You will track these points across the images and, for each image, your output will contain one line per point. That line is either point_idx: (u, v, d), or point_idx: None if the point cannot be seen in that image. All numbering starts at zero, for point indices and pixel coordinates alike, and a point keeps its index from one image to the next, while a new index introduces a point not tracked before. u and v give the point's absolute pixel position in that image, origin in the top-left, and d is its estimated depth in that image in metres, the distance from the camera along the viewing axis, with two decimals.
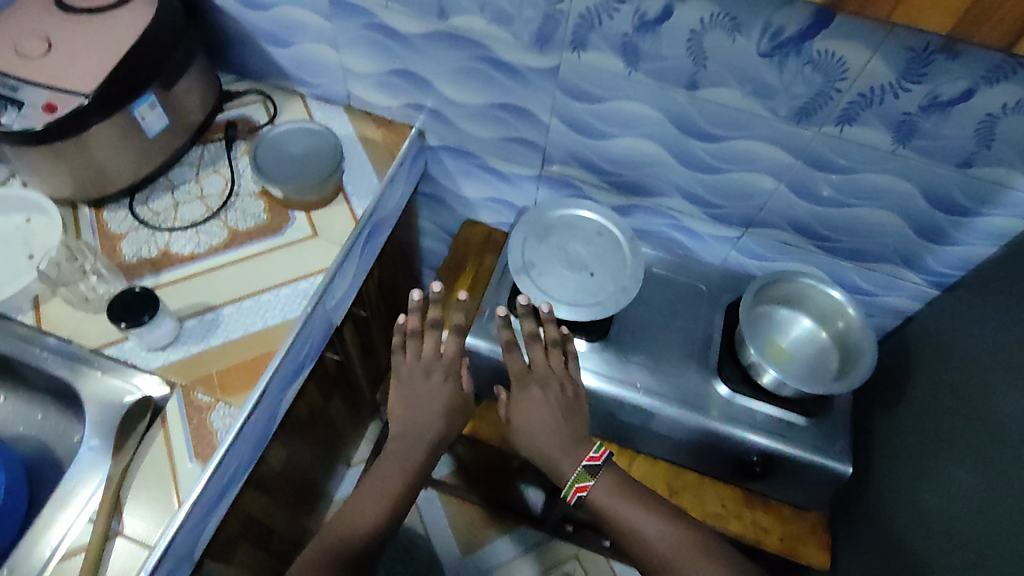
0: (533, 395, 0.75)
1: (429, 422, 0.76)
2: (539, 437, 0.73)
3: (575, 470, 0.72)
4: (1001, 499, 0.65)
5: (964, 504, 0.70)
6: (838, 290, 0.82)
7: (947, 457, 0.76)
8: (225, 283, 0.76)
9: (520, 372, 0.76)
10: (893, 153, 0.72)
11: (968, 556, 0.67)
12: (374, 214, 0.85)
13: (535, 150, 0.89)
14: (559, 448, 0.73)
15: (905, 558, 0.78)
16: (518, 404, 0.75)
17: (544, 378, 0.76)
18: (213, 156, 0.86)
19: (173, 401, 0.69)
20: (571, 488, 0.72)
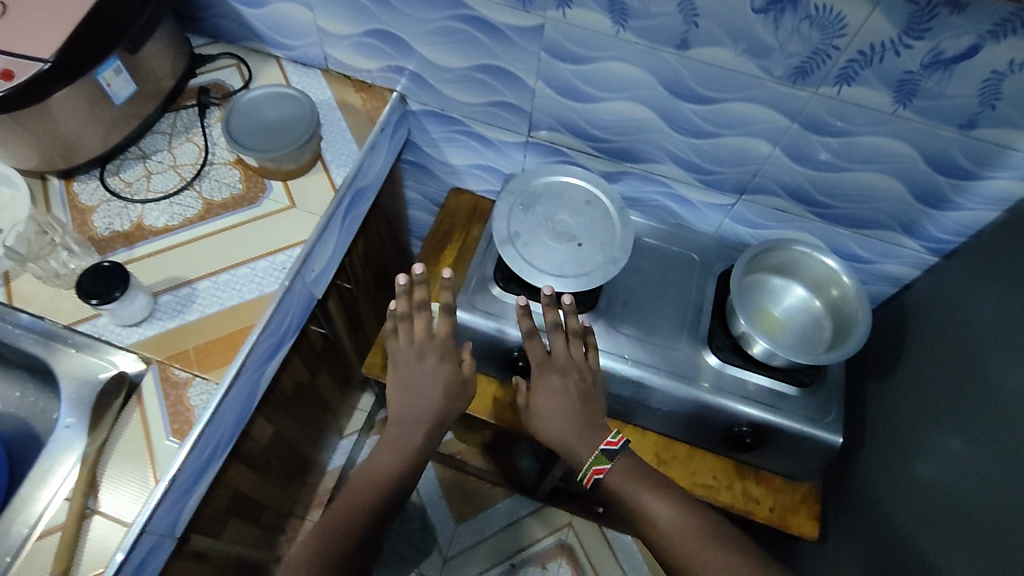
0: (553, 379, 0.74)
1: (427, 407, 0.73)
2: (558, 421, 0.72)
3: (592, 453, 0.71)
4: (995, 465, 0.65)
5: (958, 473, 0.69)
6: (832, 258, 0.79)
7: (940, 424, 0.75)
8: (200, 255, 0.74)
9: (541, 359, 0.75)
10: (893, 114, 0.68)
11: (961, 525, 0.66)
12: (354, 183, 0.82)
13: (521, 115, 0.85)
14: (575, 432, 0.71)
15: (897, 524, 0.78)
16: (537, 387, 0.74)
17: (564, 365, 0.75)
18: (187, 124, 0.83)
19: (148, 378, 0.67)
20: (589, 470, 0.70)
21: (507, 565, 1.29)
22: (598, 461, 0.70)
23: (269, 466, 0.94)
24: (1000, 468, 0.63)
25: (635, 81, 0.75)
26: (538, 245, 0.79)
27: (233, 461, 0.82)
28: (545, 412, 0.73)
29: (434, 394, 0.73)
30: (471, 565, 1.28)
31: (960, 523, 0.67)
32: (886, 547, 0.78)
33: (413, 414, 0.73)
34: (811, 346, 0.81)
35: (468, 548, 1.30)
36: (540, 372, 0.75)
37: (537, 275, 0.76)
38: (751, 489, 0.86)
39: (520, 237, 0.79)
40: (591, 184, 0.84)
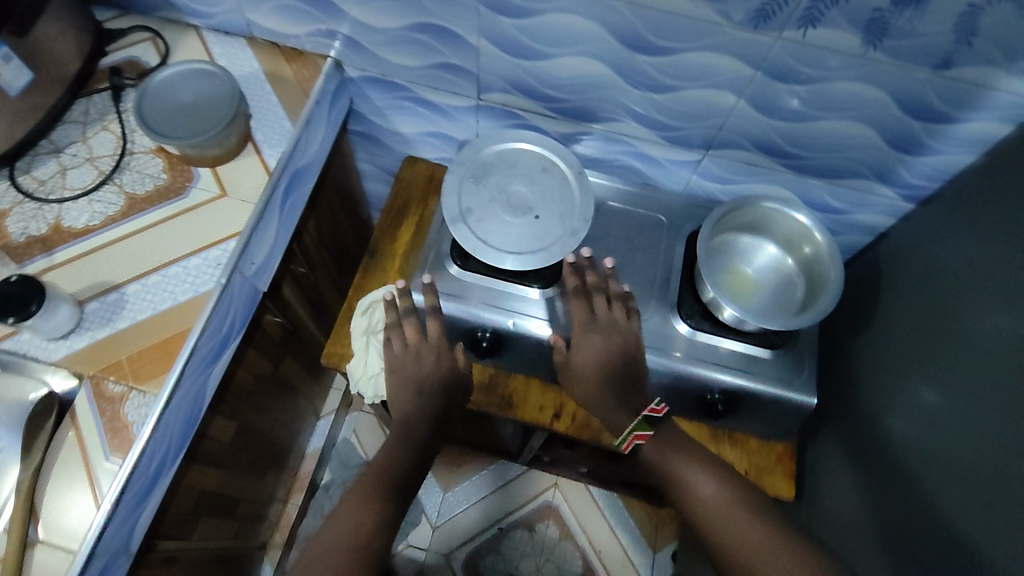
0: (595, 341, 0.72)
1: (427, 405, 0.74)
2: (598, 384, 0.71)
3: (633, 419, 0.70)
4: (976, 410, 0.62)
5: (934, 427, 0.67)
6: (805, 214, 0.75)
7: (916, 372, 0.73)
8: (127, 257, 0.68)
9: (585, 320, 0.73)
10: (863, 57, 0.63)
11: (935, 480, 0.65)
12: (290, 164, 0.76)
13: (468, 77, 0.79)
14: (618, 398, 0.70)
15: (874, 472, 0.76)
16: (578, 348, 0.72)
17: (607, 327, 0.72)
18: (101, 109, 0.76)
19: (81, 394, 0.63)
20: (630, 436, 0.70)
21: (494, 531, 1.29)
22: (642, 427, 0.69)
23: (237, 461, 0.91)
24: (977, 424, 0.61)
25: (586, 34, 0.68)
26: (492, 221, 0.74)
27: (194, 464, 0.79)
28: (584, 374, 0.72)
29: (433, 393, 0.74)
30: (458, 533, 1.29)
31: (934, 478, 0.65)
32: (860, 501, 0.77)
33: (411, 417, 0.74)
34: (784, 306, 0.78)
35: (454, 516, 1.30)
36: (582, 333, 0.72)
37: (492, 254, 0.72)
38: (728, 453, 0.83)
39: (473, 212, 0.74)
40: (548, 147, 0.77)
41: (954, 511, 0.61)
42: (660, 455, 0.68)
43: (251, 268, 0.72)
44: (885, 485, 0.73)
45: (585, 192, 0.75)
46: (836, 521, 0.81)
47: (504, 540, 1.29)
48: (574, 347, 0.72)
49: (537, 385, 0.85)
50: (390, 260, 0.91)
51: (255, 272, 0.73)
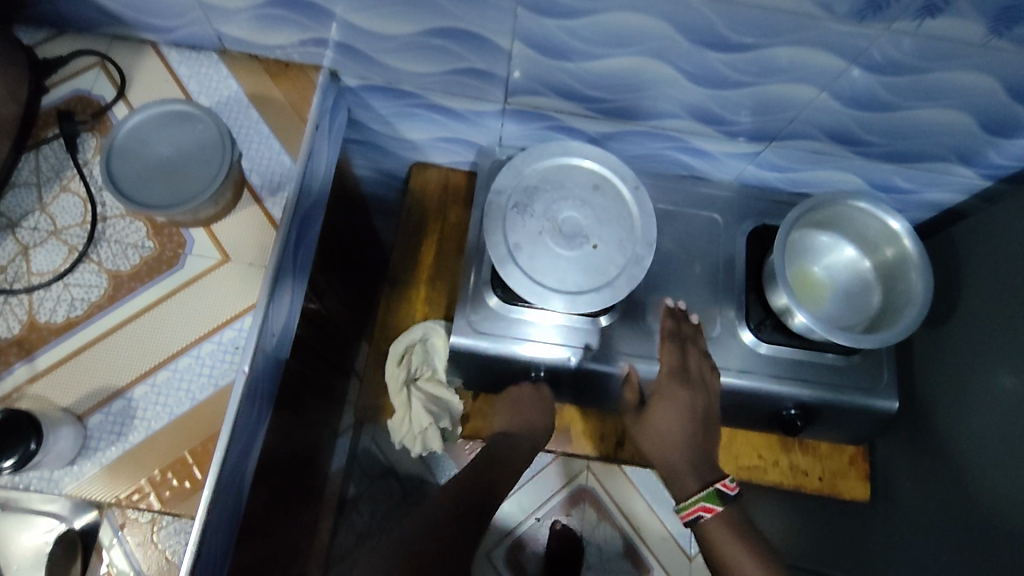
0: (681, 395, 0.66)
1: (536, 431, 0.72)
2: (671, 442, 0.64)
3: (701, 488, 0.62)
4: None
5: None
6: (895, 217, 0.68)
7: (993, 364, 0.69)
8: (126, 353, 0.57)
9: (675, 369, 0.68)
10: (984, 45, 0.53)
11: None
12: (299, 210, 0.63)
13: (494, 82, 0.66)
14: (688, 461, 0.63)
15: (949, 473, 0.73)
16: (660, 400, 0.66)
17: (696, 381, 0.67)
18: (56, 165, 0.62)
19: (105, 527, 0.55)
20: (694, 504, 0.61)
21: (532, 522, 1.29)
22: (709, 499, 0.61)
23: (277, 516, 0.85)
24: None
25: (647, 32, 0.56)
26: (542, 255, 0.64)
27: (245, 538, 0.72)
28: (656, 429, 0.66)
29: (532, 431, 0.71)
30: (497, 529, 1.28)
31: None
32: (940, 494, 0.73)
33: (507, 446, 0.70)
34: (852, 321, 0.71)
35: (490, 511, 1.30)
36: (667, 384, 0.67)
37: (550, 297, 0.62)
38: (797, 458, 0.82)
39: (520, 244, 0.64)
40: (604, 161, 0.68)
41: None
42: (716, 530, 0.60)
43: (270, 342, 0.62)
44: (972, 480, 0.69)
45: (645, 215, 0.66)
46: (910, 519, 0.77)
47: (541, 530, 1.29)
48: (655, 397, 0.67)
49: (596, 412, 0.80)
50: (415, 288, 0.82)
51: (274, 343, 0.62)
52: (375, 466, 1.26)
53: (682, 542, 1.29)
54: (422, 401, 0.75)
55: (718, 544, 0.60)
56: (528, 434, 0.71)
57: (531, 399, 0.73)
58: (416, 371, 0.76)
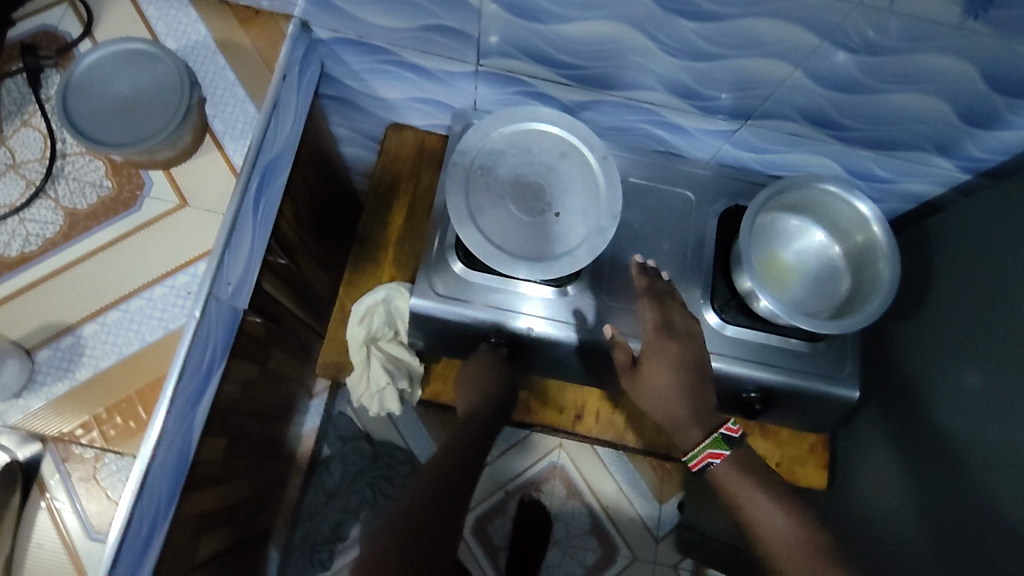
0: (672, 348, 0.64)
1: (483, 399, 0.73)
2: (669, 396, 0.63)
3: (709, 436, 0.61)
4: None
5: (982, 418, 0.63)
6: (865, 203, 0.67)
7: (957, 357, 0.68)
8: (77, 290, 0.58)
9: (660, 325, 0.66)
10: (959, 27, 0.51)
11: (987, 474, 0.61)
12: (261, 160, 0.63)
13: (466, 42, 0.65)
14: (692, 412, 0.62)
15: (907, 463, 0.72)
16: (652, 357, 0.65)
17: (684, 334, 0.66)
18: (18, 100, 0.61)
19: (47, 461, 0.55)
20: (703, 452, 0.61)
21: (501, 494, 1.28)
22: (717, 445, 0.61)
23: (230, 472, 0.85)
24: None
25: None
26: (504, 221, 0.63)
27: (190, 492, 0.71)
28: (653, 386, 0.64)
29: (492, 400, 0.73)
30: None
31: (984, 473, 0.61)
32: (895, 485, 0.73)
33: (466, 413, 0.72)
34: (819, 306, 0.70)
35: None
36: (658, 341, 0.65)
37: (508, 262, 0.62)
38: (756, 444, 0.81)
39: (481, 208, 0.63)
40: (572, 129, 0.67)
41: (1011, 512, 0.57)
42: (732, 475, 0.62)
43: (226, 291, 0.61)
44: (927, 471, 0.69)
45: (611, 185, 0.65)
46: (866, 507, 0.77)
47: (510, 503, 1.28)
48: (646, 355, 0.65)
49: (558, 384, 0.80)
50: (383, 250, 0.81)
51: (230, 293, 0.62)
52: (349, 429, 1.26)
53: (650, 523, 1.29)
54: (382, 362, 0.75)
55: (737, 489, 0.61)
56: (486, 401, 0.73)
57: (490, 371, 0.73)
58: (376, 331, 0.76)
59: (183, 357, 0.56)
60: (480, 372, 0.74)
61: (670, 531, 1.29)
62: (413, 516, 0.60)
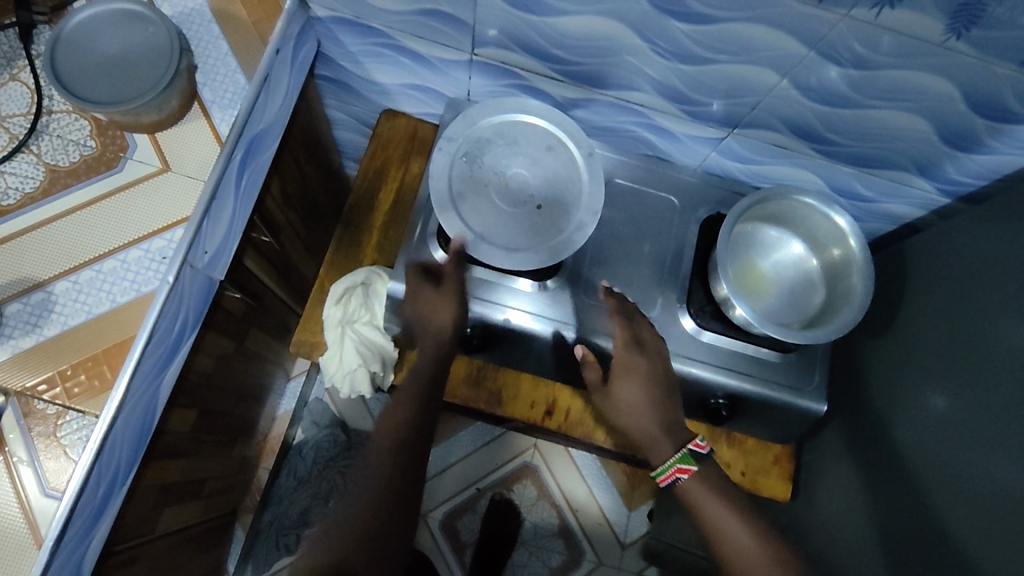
0: (640, 365, 0.65)
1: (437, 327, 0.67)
2: (642, 412, 0.63)
3: (677, 451, 0.62)
4: (993, 421, 0.58)
5: (945, 437, 0.63)
6: (842, 215, 0.68)
7: (924, 377, 0.69)
8: (51, 246, 0.57)
9: (628, 343, 0.67)
10: (941, 45, 0.52)
11: (939, 494, 0.61)
12: (248, 131, 0.63)
13: (462, 29, 0.66)
14: (661, 429, 0.63)
15: (871, 480, 0.72)
16: (623, 373, 0.65)
17: (653, 351, 0.66)
18: (8, 53, 0.61)
19: (8, 414, 0.55)
20: (669, 468, 0.61)
21: (472, 491, 1.27)
22: (684, 460, 0.61)
23: (198, 447, 0.83)
24: (987, 446, 0.58)
25: None
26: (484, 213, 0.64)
27: (152, 461, 0.70)
28: (624, 402, 0.64)
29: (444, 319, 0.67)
30: (436, 494, 1.26)
31: (940, 493, 0.61)
32: (857, 502, 0.73)
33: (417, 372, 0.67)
34: (791, 317, 0.71)
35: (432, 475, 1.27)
36: (628, 358, 0.66)
37: (484, 249, 0.62)
38: (724, 454, 0.82)
39: (463, 199, 0.64)
40: (559, 123, 0.67)
41: (960, 533, 0.58)
42: (699, 490, 0.60)
43: (202, 260, 0.61)
44: (885, 488, 0.69)
45: (594, 181, 0.66)
46: (827, 520, 0.77)
47: (480, 500, 1.27)
48: (617, 372, 0.66)
49: (531, 378, 0.79)
50: (367, 233, 0.82)
51: (206, 263, 0.62)
52: (324, 415, 1.25)
53: (618, 529, 1.28)
54: (355, 344, 0.75)
55: (702, 504, 0.60)
56: (436, 336, 0.68)
57: (440, 285, 0.68)
58: (352, 313, 0.76)
59: (154, 319, 0.56)
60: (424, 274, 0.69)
61: (637, 538, 1.28)
62: (380, 514, 0.56)
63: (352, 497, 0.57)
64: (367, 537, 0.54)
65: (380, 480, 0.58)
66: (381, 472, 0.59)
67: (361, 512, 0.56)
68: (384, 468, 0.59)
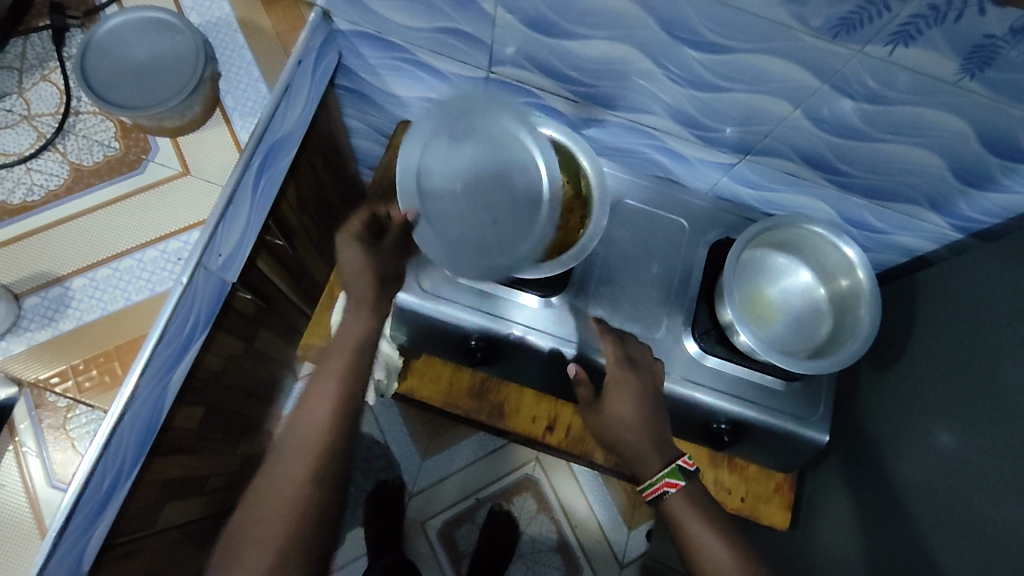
0: (632, 382, 0.66)
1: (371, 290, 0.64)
2: (631, 425, 0.64)
3: (665, 466, 0.61)
4: (995, 464, 0.57)
5: (946, 477, 0.63)
6: (851, 246, 0.67)
7: (929, 413, 0.68)
8: (72, 243, 0.59)
9: (619, 359, 0.67)
10: (954, 84, 0.52)
11: (942, 536, 0.60)
12: (267, 139, 0.65)
13: (479, 47, 0.67)
14: (648, 443, 0.63)
15: (871, 515, 0.71)
16: (615, 387, 0.66)
17: (644, 370, 0.67)
18: (40, 55, 0.63)
19: (21, 405, 0.56)
20: (658, 481, 0.60)
21: (472, 501, 1.27)
22: (673, 474, 0.60)
23: (202, 444, 0.85)
24: (991, 488, 0.57)
25: (630, 20, 0.56)
26: (446, 225, 0.67)
27: (157, 457, 0.71)
28: (612, 418, 0.64)
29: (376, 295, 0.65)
30: (435, 503, 1.27)
31: (939, 533, 0.61)
32: (856, 536, 0.72)
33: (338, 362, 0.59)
34: (796, 346, 0.70)
35: (433, 483, 1.28)
36: (619, 374, 0.66)
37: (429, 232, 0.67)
38: (722, 477, 0.82)
39: (434, 206, 0.67)
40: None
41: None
42: (682, 507, 0.60)
43: (216, 263, 0.62)
44: (887, 526, 0.68)
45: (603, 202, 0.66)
46: (825, 552, 0.76)
47: (479, 511, 1.27)
48: (609, 387, 0.66)
49: (533, 393, 0.79)
50: None
51: (219, 266, 0.63)
52: None
53: (617, 547, 1.27)
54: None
55: (684, 521, 0.59)
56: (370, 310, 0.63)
57: (376, 252, 0.67)
58: None
59: (166, 319, 0.57)
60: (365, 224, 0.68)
61: (636, 558, 1.27)
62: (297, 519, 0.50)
63: (274, 497, 0.51)
64: (303, 517, 0.51)
65: (320, 438, 0.54)
66: (309, 457, 0.53)
67: (286, 522, 0.50)
68: (315, 458, 0.53)
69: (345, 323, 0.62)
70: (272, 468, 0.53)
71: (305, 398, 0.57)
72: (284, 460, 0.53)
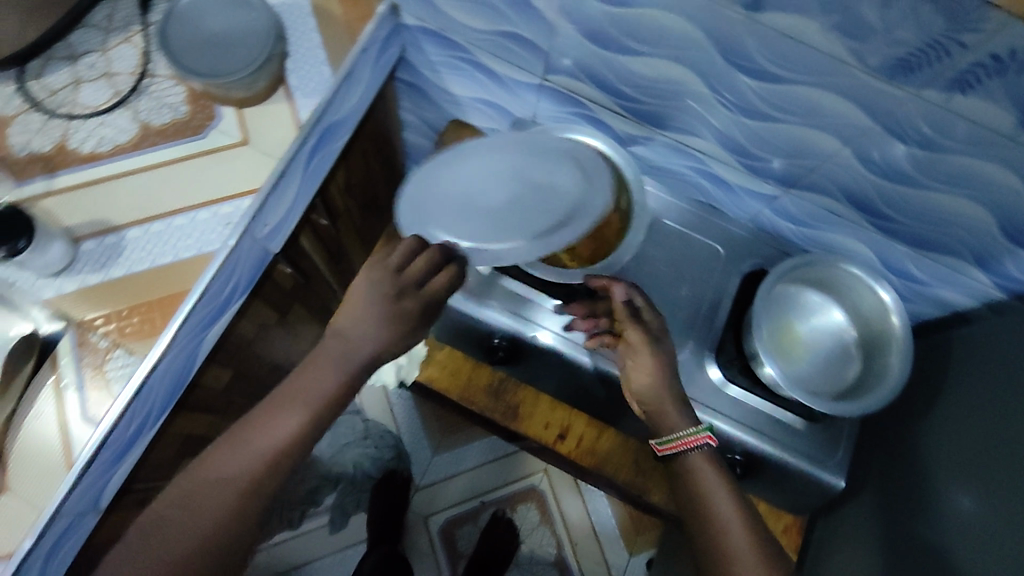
0: (650, 343, 0.64)
1: (370, 341, 0.62)
2: (653, 386, 0.63)
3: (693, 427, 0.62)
4: (1016, 533, 0.55)
5: (963, 540, 0.61)
6: (888, 292, 0.66)
7: (953, 474, 0.66)
8: (132, 196, 0.62)
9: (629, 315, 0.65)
10: (1011, 139, 0.52)
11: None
12: (324, 120, 0.67)
13: (537, 54, 0.68)
14: (669, 402, 0.63)
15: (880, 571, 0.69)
16: (635, 350, 0.64)
17: (654, 326, 0.65)
18: (127, 19, 0.68)
19: (65, 339, 0.59)
20: (679, 442, 0.62)
21: (476, 503, 1.28)
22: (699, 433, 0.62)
23: (225, 406, 0.87)
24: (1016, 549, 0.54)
25: (687, 41, 0.57)
26: (474, 204, 0.67)
27: (182, 411, 0.73)
28: (637, 379, 0.64)
29: (388, 326, 0.62)
30: (440, 499, 1.28)
31: None
32: None
33: (302, 394, 0.60)
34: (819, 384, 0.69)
35: (440, 480, 1.28)
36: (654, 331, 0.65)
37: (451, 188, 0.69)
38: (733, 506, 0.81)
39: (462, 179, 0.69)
40: (618, 156, 0.68)
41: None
42: (704, 466, 0.62)
43: (262, 232, 0.65)
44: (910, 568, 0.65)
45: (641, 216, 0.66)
46: None
47: (482, 515, 1.27)
48: (632, 351, 0.64)
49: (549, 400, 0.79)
50: None
51: (265, 235, 0.66)
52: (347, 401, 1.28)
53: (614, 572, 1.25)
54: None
55: (699, 480, 0.62)
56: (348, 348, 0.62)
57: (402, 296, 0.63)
58: None
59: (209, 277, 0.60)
60: (376, 267, 0.64)
61: None
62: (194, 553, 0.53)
63: (176, 532, 0.54)
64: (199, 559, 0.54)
65: (242, 485, 0.56)
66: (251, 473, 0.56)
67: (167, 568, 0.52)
68: (262, 473, 0.57)
69: (328, 356, 0.62)
70: (211, 466, 0.57)
71: (266, 416, 0.59)
72: (221, 468, 0.56)
